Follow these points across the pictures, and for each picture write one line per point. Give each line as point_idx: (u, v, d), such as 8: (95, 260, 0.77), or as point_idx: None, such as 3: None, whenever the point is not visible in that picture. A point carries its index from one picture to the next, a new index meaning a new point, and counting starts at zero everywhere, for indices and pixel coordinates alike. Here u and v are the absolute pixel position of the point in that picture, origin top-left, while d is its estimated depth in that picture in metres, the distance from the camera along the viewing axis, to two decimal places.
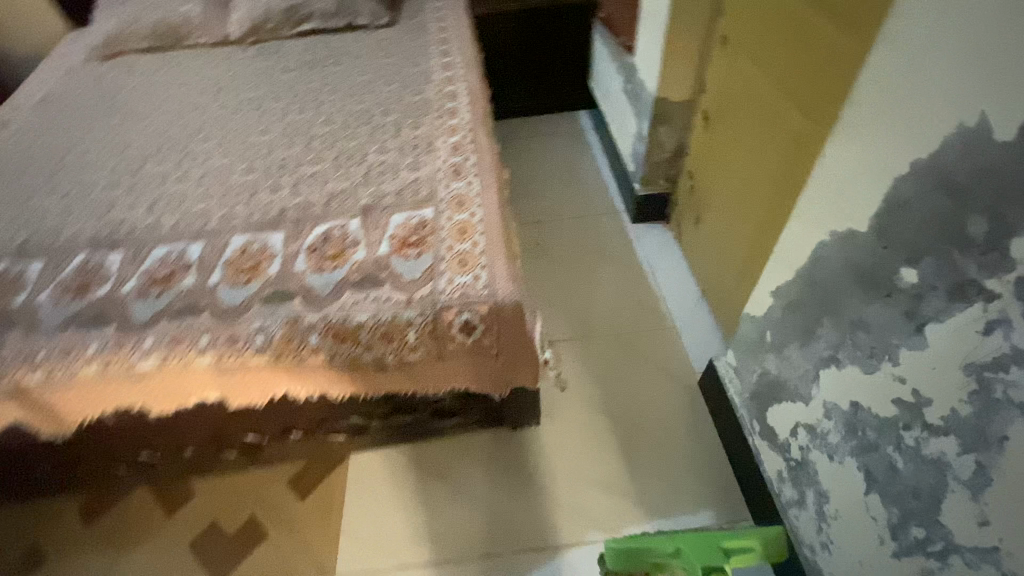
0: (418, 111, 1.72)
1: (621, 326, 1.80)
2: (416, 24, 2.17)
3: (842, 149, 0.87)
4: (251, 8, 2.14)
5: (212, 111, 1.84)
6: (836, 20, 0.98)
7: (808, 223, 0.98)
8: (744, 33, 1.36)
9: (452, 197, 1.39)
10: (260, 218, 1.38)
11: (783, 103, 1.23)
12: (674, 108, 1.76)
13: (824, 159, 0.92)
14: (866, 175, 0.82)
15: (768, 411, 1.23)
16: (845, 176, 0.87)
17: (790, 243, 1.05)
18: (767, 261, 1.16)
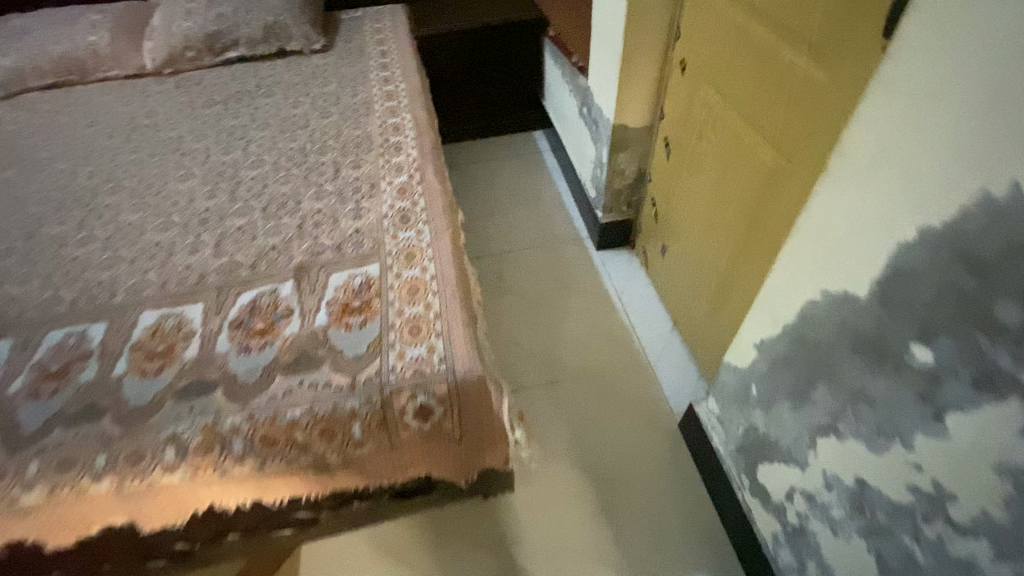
0: (359, 146, 1.56)
1: (591, 369, 1.67)
2: (353, 48, 2.01)
3: (830, 201, 0.77)
4: (167, 36, 1.93)
5: (124, 156, 1.62)
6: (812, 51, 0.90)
7: (795, 278, 0.88)
8: (702, 58, 1.27)
9: (400, 248, 1.24)
10: (177, 287, 1.20)
11: (751, 134, 1.14)
12: (634, 134, 1.66)
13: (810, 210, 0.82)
14: (863, 234, 0.72)
15: (758, 470, 1.13)
16: (837, 231, 0.77)
17: (774, 296, 0.96)
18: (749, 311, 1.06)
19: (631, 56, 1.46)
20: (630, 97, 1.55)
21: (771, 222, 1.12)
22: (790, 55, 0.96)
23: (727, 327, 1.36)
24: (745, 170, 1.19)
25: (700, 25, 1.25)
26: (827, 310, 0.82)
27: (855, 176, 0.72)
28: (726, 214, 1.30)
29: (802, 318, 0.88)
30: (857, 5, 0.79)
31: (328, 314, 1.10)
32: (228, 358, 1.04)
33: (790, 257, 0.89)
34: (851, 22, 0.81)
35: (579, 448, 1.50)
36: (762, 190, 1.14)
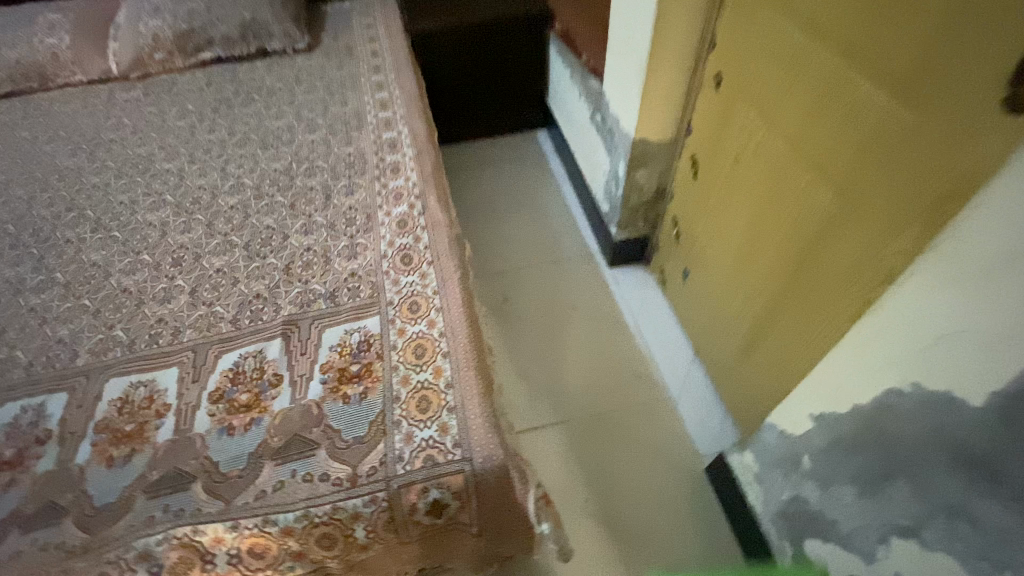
0: (351, 167, 1.39)
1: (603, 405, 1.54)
2: (342, 48, 1.82)
3: (946, 291, 0.67)
4: (132, 35, 1.72)
5: (87, 178, 1.44)
6: (896, 97, 0.76)
7: (878, 361, 0.78)
8: (744, 75, 1.12)
9: (403, 296, 1.09)
10: (148, 347, 1.05)
11: (800, 169, 1.00)
12: (656, 149, 1.50)
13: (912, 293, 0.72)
14: (983, 338, 0.62)
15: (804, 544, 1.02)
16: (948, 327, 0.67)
17: (844, 372, 0.85)
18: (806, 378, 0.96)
19: (656, 67, 1.30)
20: (653, 111, 1.39)
21: (817, 272, 0.99)
22: (863, 86, 0.82)
23: (761, 373, 1.24)
24: (789, 208, 1.05)
25: (745, 38, 1.10)
26: (919, 406, 0.72)
27: (991, 264, 0.61)
28: (762, 251, 1.17)
29: (886, 404, 0.77)
30: (964, 50, 0.66)
31: (323, 383, 0.96)
32: (209, 441, 0.90)
33: (874, 333, 0.79)
34: (955, 64, 0.67)
35: (595, 498, 1.37)
36: (809, 234, 1.00)
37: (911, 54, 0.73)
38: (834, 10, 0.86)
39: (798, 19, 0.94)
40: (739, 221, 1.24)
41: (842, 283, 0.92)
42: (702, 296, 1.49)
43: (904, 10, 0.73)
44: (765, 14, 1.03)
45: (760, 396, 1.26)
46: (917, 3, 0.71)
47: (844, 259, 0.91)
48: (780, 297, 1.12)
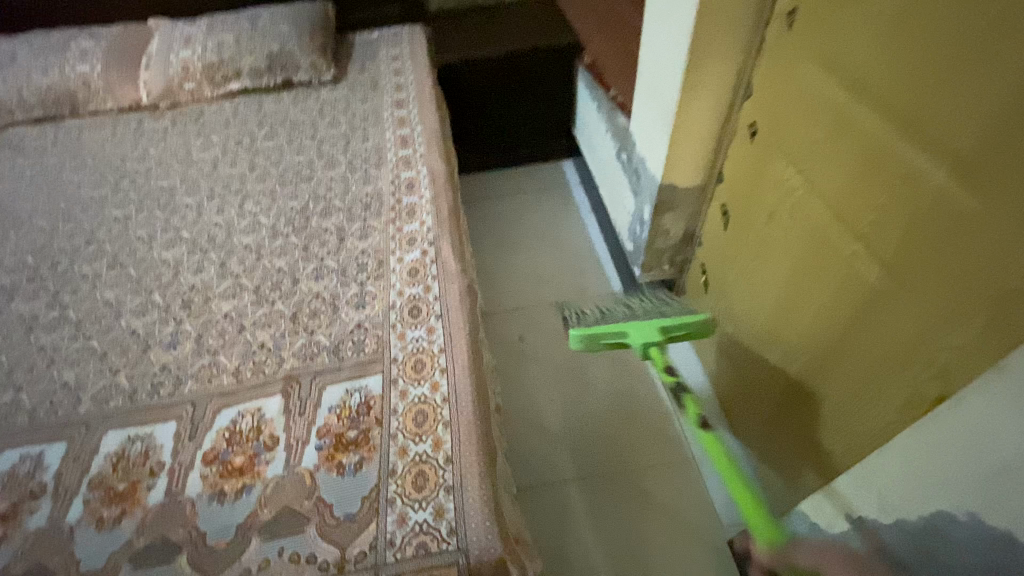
0: (367, 208, 1.36)
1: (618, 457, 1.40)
2: (367, 80, 1.82)
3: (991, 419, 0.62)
4: (164, 65, 1.75)
5: (108, 211, 1.46)
6: (954, 179, 0.68)
7: (921, 477, 0.73)
8: (781, 128, 1.04)
9: (407, 354, 1.04)
10: (149, 398, 1.03)
11: (843, 235, 0.90)
12: (684, 195, 1.42)
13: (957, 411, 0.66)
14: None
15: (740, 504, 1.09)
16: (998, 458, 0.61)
17: (889, 476, 0.79)
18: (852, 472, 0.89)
19: (686, 114, 1.22)
20: (682, 158, 1.32)
21: (860, 350, 0.89)
22: (920, 155, 0.73)
23: (792, 446, 1.13)
24: (828, 276, 0.95)
25: (784, 89, 1.02)
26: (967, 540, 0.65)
27: None
28: (796, 317, 1.07)
29: (936, 525, 0.70)
30: None
31: (319, 450, 0.91)
32: (198, 508, 0.87)
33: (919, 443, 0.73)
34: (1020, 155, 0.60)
35: (607, 565, 1.26)
36: (852, 309, 0.90)
37: (979, 126, 0.64)
38: (887, 69, 0.78)
39: (844, 74, 0.86)
40: (772, 280, 1.15)
41: (889, 369, 0.83)
42: (731, 350, 1.38)
43: (972, 78, 0.65)
44: (808, 66, 0.95)
45: (792, 471, 1.14)
46: (987, 73, 0.63)
47: (891, 342, 0.82)
48: (815, 369, 1.02)
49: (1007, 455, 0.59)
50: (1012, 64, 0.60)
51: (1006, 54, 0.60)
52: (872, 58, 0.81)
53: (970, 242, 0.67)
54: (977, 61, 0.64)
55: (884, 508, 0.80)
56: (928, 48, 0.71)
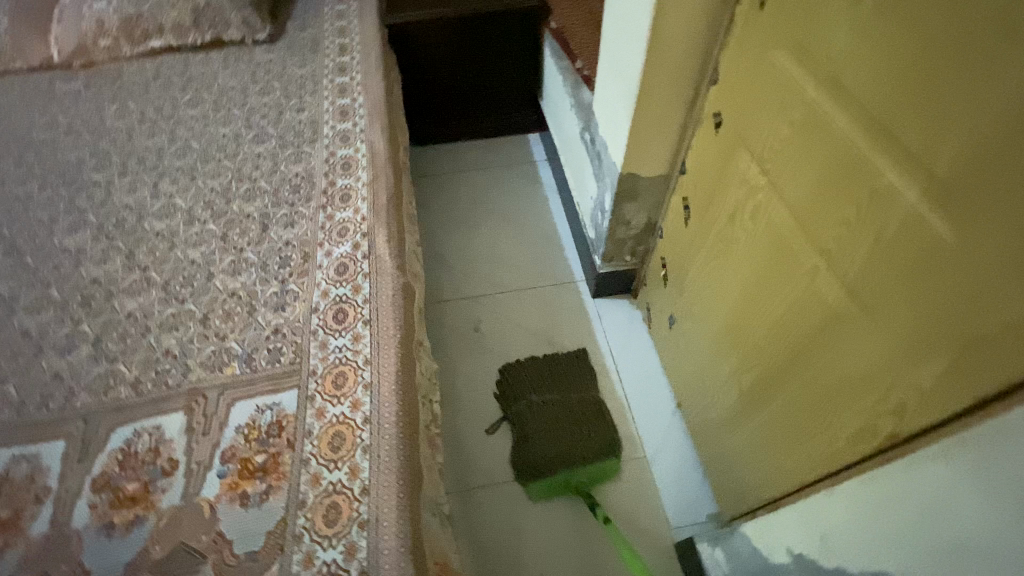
0: (296, 193, 1.23)
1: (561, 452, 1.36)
2: (308, 41, 1.63)
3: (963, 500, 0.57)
4: (75, 18, 1.53)
5: (6, 187, 1.29)
6: (928, 206, 0.61)
7: (880, 531, 0.69)
8: (745, 121, 0.94)
9: (328, 366, 0.94)
10: (36, 413, 0.91)
11: (803, 249, 0.83)
12: (646, 184, 1.31)
13: (928, 478, 0.62)
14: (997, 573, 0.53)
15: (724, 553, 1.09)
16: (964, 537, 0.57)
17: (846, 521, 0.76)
18: (807, 504, 0.85)
19: (648, 98, 1.10)
20: (644, 146, 1.20)
21: (817, 373, 0.83)
22: (895, 167, 0.64)
23: (744, 455, 1.09)
24: (787, 291, 0.88)
25: (752, 77, 0.91)
26: None
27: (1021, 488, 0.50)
28: (752, 328, 1.01)
29: None
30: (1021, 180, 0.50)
31: (221, 477, 0.82)
32: (84, 542, 0.78)
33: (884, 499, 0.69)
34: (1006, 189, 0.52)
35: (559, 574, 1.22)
36: (809, 328, 0.83)
37: (963, 143, 0.56)
38: (859, 66, 0.68)
39: (815, 68, 0.76)
40: (730, 286, 1.07)
41: (845, 396, 0.77)
42: (688, 350, 1.32)
43: (956, 91, 0.56)
44: (776, 54, 0.84)
45: (743, 482, 1.11)
46: (980, 80, 0.53)
47: (850, 368, 0.75)
48: (771, 384, 0.97)
49: (979, 544, 0.55)
50: (1007, 76, 0.50)
51: (1004, 61, 0.51)
52: (847, 52, 0.70)
53: (937, 279, 0.60)
54: (970, 64, 0.54)
55: (827, 548, 0.80)
56: (909, 45, 0.61)
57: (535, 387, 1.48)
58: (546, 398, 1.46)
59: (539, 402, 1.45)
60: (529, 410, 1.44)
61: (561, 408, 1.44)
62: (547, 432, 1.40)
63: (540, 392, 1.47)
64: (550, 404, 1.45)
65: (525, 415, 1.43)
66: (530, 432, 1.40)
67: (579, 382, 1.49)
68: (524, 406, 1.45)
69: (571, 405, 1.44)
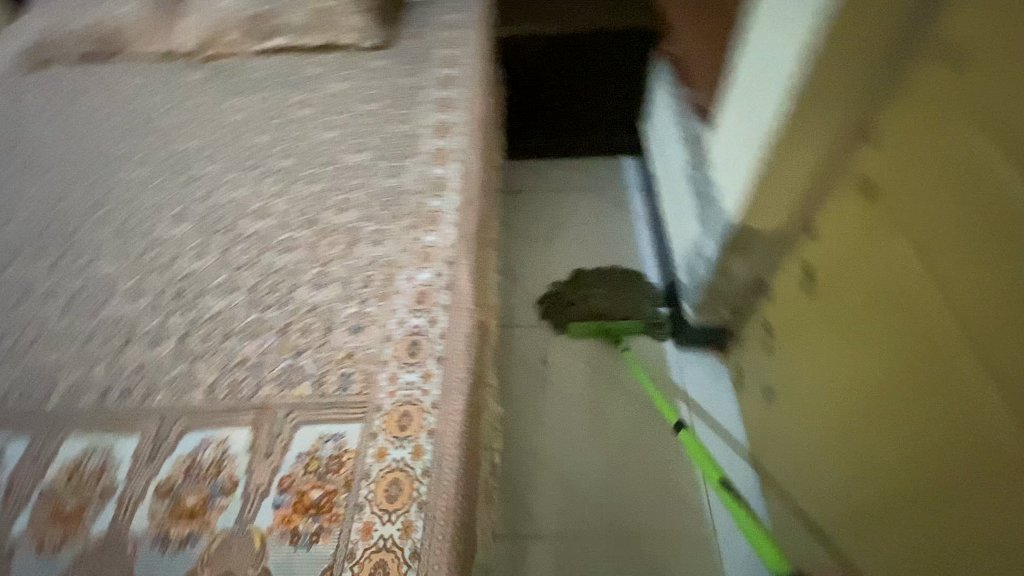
0: (387, 209, 1.20)
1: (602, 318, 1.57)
2: (417, 50, 1.62)
3: None
4: (207, 11, 1.61)
5: (125, 170, 1.37)
6: None
7: None
8: (905, 200, 0.80)
9: (395, 403, 0.89)
10: (118, 404, 0.94)
11: (967, 366, 0.68)
12: (760, 239, 1.17)
13: None
14: None
15: None
16: None
17: None
18: None
19: (783, 150, 0.96)
20: (767, 200, 1.07)
21: (969, 514, 0.68)
22: None
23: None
24: (935, 410, 0.74)
25: (924, 146, 0.77)
26: None
27: None
28: (877, 437, 0.86)
29: None
30: None
31: (276, 508, 0.80)
32: (139, 551, 0.78)
33: None
34: None
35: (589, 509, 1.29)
36: (965, 463, 0.68)
37: None
38: None
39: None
40: (855, 381, 0.92)
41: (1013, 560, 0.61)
42: (786, 429, 1.16)
43: None
44: (962, 130, 0.71)
45: None
46: None
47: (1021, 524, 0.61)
48: (897, 507, 0.82)
49: None
50: None
51: None
52: None
53: None
54: None
55: None
56: None
57: (597, 280, 1.68)
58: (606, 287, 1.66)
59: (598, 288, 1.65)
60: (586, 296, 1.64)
61: (609, 290, 1.64)
62: (597, 306, 1.60)
63: (601, 283, 1.67)
64: (603, 289, 1.65)
65: (580, 299, 1.63)
66: (585, 310, 1.60)
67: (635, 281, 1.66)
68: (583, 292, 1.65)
69: (619, 289, 1.64)
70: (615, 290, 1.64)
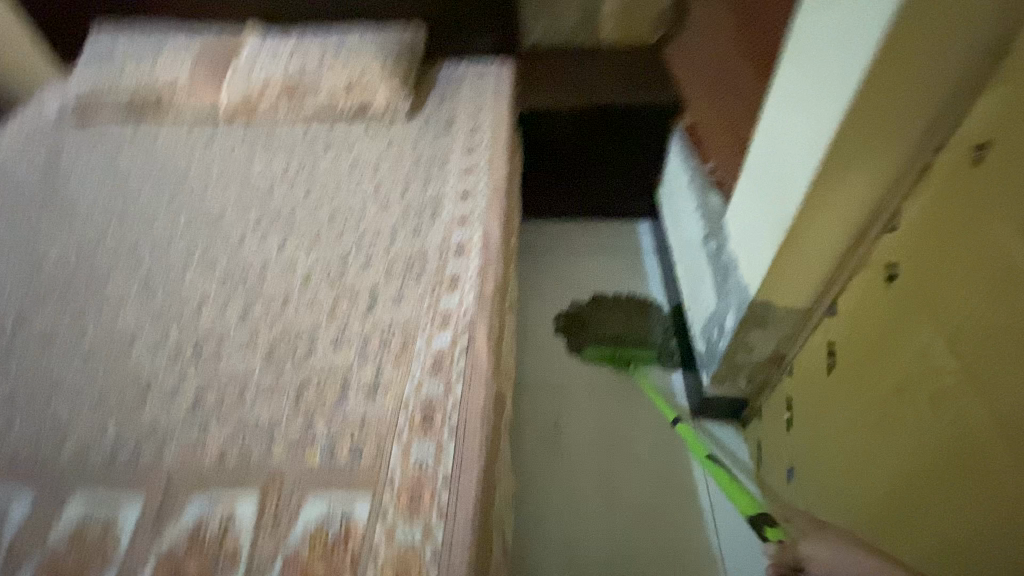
0: (407, 270, 1.22)
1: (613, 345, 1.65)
2: (443, 117, 1.69)
3: None
4: (246, 76, 1.72)
5: (156, 224, 1.42)
6: None
7: None
8: (933, 289, 0.80)
9: (407, 477, 0.87)
10: (127, 464, 0.93)
11: (1006, 462, 0.67)
12: (780, 315, 1.16)
13: None
14: None
15: None
16: None
17: None
18: None
19: (804, 230, 0.96)
20: (788, 277, 1.06)
21: None
22: None
23: None
24: (975, 504, 0.71)
25: (947, 235, 0.78)
26: None
27: None
28: (910, 528, 0.82)
29: None
30: None
31: None
32: None
33: None
34: None
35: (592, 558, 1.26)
36: None
37: None
38: None
39: None
40: (878, 466, 0.89)
41: None
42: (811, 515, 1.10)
43: None
44: (988, 223, 0.71)
45: None
46: None
47: None
48: None
49: None
50: None
51: None
52: None
53: None
54: None
55: None
56: None
57: (612, 308, 1.77)
58: (618, 315, 1.75)
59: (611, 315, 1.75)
60: (599, 321, 1.73)
61: (622, 320, 1.73)
62: (609, 333, 1.69)
63: (614, 311, 1.76)
64: (616, 317, 1.74)
65: (593, 324, 1.73)
66: (597, 335, 1.69)
67: (646, 313, 1.75)
68: (597, 317, 1.75)
69: (631, 319, 1.73)
70: (628, 319, 1.73)
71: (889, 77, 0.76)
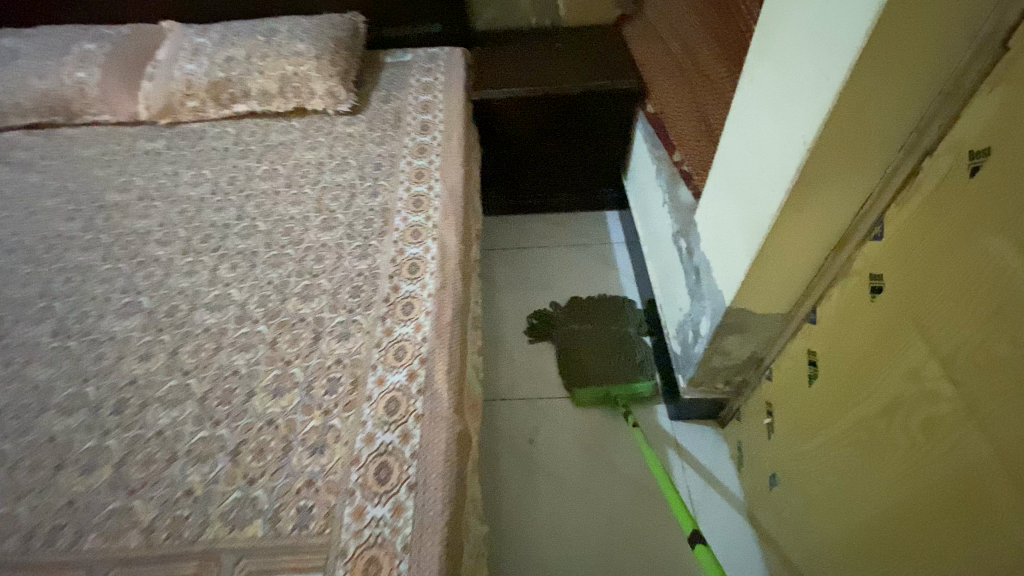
0: (356, 297, 1.11)
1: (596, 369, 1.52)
2: (390, 114, 1.55)
3: None
4: (166, 79, 1.54)
5: (71, 254, 1.26)
6: None
7: None
8: (926, 306, 0.73)
9: (361, 545, 0.79)
10: (41, 551, 0.82)
11: (1010, 506, 0.61)
12: (756, 322, 1.09)
13: None
14: None
15: None
16: None
17: None
18: None
19: (782, 236, 0.88)
20: (765, 283, 0.98)
21: None
22: None
23: None
24: (976, 548, 0.65)
25: (940, 249, 0.71)
26: None
27: None
28: (903, 559, 0.77)
29: None
30: None
31: None
32: None
33: None
34: None
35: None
36: None
37: None
38: None
39: None
40: (872, 493, 0.84)
41: None
42: (798, 527, 1.06)
43: None
44: (988, 239, 0.64)
45: None
46: None
47: None
48: None
49: None
50: None
51: None
52: None
53: None
54: None
55: None
56: None
57: (586, 319, 1.66)
58: (592, 325, 1.63)
59: (587, 328, 1.63)
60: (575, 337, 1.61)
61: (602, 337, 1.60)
62: (587, 351, 1.57)
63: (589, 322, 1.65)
64: (592, 331, 1.62)
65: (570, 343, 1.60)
66: (576, 356, 1.56)
67: (622, 320, 1.64)
68: (570, 330, 1.62)
69: (612, 334, 1.60)
70: (604, 332, 1.61)
71: (873, 79, 0.67)
